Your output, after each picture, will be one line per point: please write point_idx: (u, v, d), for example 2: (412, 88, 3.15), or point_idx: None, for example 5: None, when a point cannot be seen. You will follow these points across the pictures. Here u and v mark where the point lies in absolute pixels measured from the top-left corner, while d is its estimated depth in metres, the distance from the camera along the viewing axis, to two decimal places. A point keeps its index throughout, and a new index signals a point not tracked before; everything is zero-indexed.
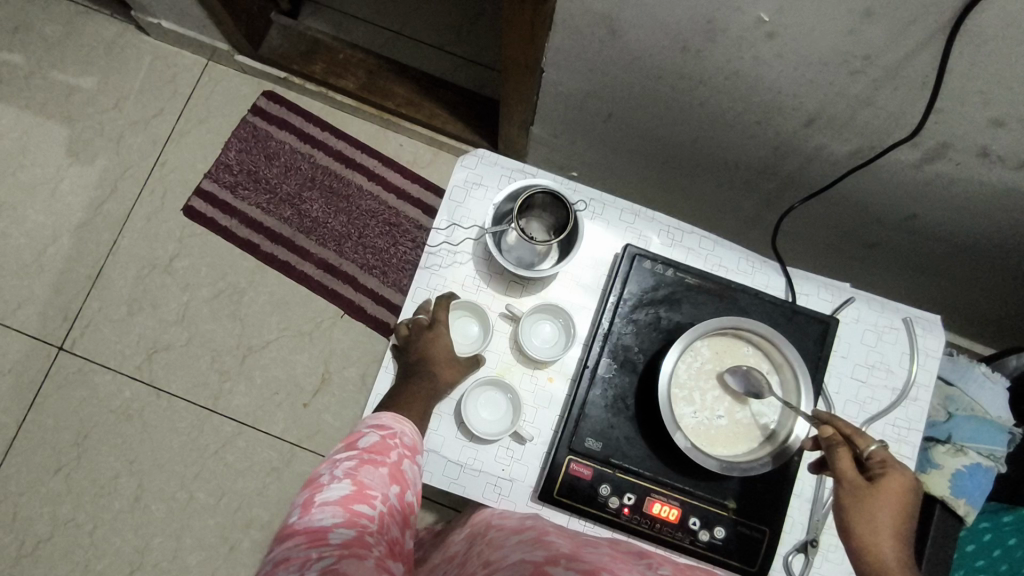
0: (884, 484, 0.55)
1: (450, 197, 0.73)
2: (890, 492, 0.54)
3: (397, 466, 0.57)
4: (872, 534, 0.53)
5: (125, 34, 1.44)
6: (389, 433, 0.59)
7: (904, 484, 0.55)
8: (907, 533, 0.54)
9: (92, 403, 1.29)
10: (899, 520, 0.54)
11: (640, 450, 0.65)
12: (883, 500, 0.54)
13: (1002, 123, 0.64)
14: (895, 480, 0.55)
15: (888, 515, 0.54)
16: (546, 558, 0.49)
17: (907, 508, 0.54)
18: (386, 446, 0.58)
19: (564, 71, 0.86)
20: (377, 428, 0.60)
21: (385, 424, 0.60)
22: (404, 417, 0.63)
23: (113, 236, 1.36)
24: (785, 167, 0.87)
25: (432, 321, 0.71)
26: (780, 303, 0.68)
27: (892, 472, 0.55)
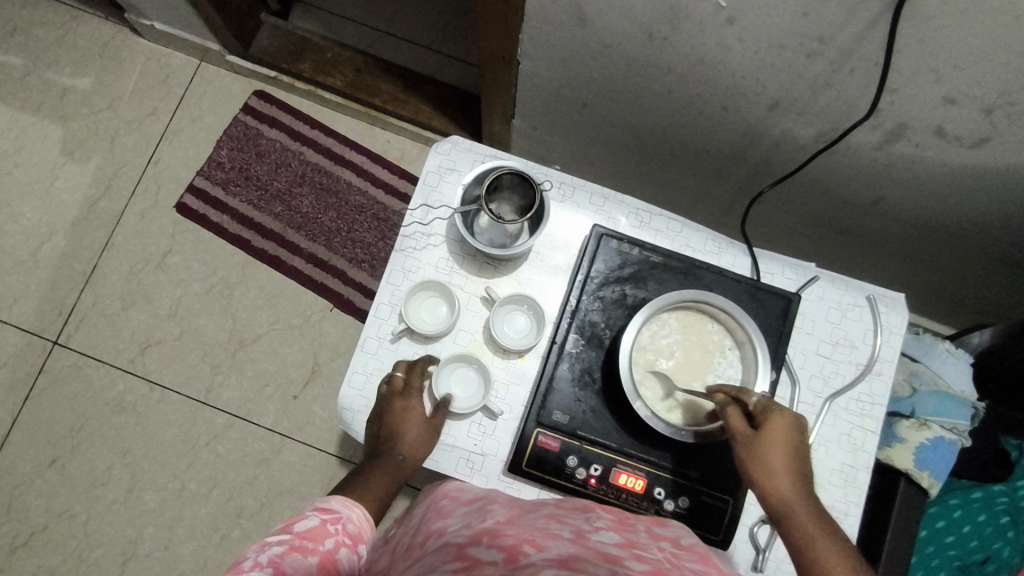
0: (770, 432, 0.58)
1: (424, 182, 0.76)
2: (778, 439, 0.58)
3: (331, 554, 0.52)
4: (771, 478, 0.56)
5: (119, 35, 1.48)
6: (331, 519, 0.55)
7: (786, 425, 0.58)
8: (801, 470, 0.58)
9: (86, 396, 1.32)
10: (789, 457, 0.57)
11: (606, 422, 0.67)
12: (773, 446, 0.57)
13: (955, 101, 0.66)
14: (780, 426, 0.58)
15: (780, 457, 0.57)
16: (470, 538, 0.51)
17: (794, 446, 0.58)
18: (324, 532, 0.53)
19: (538, 61, 0.89)
20: (319, 512, 0.55)
21: (331, 509, 0.56)
22: (352, 501, 0.59)
23: (107, 233, 1.39)
24: (755, 153, 0.90)
25: (406, 383, 0.69)
26: (744, 281, 0.70)
27: (774, 416, 0.58)
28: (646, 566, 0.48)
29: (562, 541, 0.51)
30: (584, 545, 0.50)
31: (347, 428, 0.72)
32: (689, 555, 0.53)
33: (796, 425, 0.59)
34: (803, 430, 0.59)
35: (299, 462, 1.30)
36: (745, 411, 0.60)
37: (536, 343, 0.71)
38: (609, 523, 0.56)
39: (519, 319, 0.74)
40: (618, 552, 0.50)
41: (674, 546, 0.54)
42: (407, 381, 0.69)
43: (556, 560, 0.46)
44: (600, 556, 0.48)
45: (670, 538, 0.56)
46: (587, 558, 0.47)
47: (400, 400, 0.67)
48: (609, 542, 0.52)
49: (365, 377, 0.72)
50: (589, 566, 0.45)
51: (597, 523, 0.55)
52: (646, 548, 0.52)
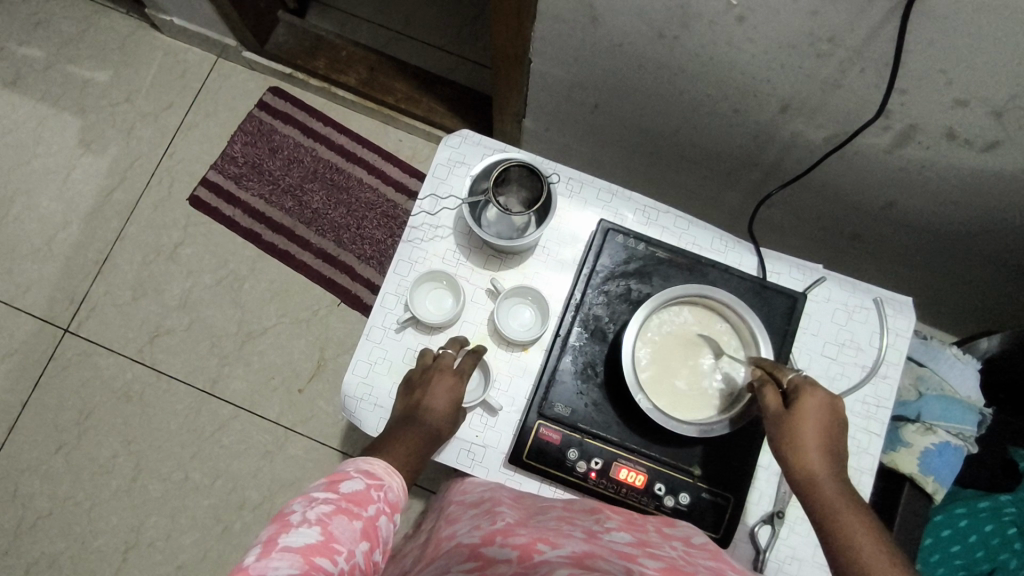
0: (802, 410, 0.57)
1: (433, 174, 0.76)
2: (812, 416, 0.57)
3: (373, 522, 0.50)
4: (801, 455, 0.56)
5: (139, 30, 1.50)
6: (375, 484, 0.53)
7: (819, 403, 0.57)
8: (833, 447, 0.57)
9: (95, 384, 1.33)
10: (822, 434, 0.57)
11: (608, 416, 0.67)
12: (805, 424, 0.57)
13: (965, 103, 0.66)
14: (813, 402, 0.57)
15: (812, 434, 0.56)
16: (483, 539, 0.51)
17: (828, 425, 0.57)
18: (367, 497, 0.51)
19: (549, 60, 0.89)
20: (365, 475, 0.53)
21: (375, 473, 0.54)
22: (394, 470, 0.57)
23: (121, 223, 1.41)
24: (764, 156, 0.90)
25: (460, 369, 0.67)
26: (749, 279, 0.70)
27: (806, 394, 0.57)
28: (660, 563, 0.48)
29: (575, 539, 0.51)
30: (598, 543, 0.50)
31: (351, 416, 0.72)
32: (701, 553, 0.53)
33: (831, 403, 0.58)
34: (838, 409, 0.58)
35: (302, 455, 1.30)
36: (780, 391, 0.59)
37: (542, 334, 0.71)
38: (619, 524, 0.56)
39: (524, 313, 0.74)
40: (632, 550, 0.50)
41: (684, 545, 0.54)
42: (462, 367, 0.68)
43: (570, 557, 0.46)
44: (615, 553, 0.48)
45: (679, 537, 0.56)
46: (601, 555, 0.48)
47: (447, 375, 0.66)
48: (622, 541, 0.52)
49: (368, 364, 0.72)
50: (605, 563, 0.46)
51: (607, 524, 0.56)
52: (659, 546, 0.53)
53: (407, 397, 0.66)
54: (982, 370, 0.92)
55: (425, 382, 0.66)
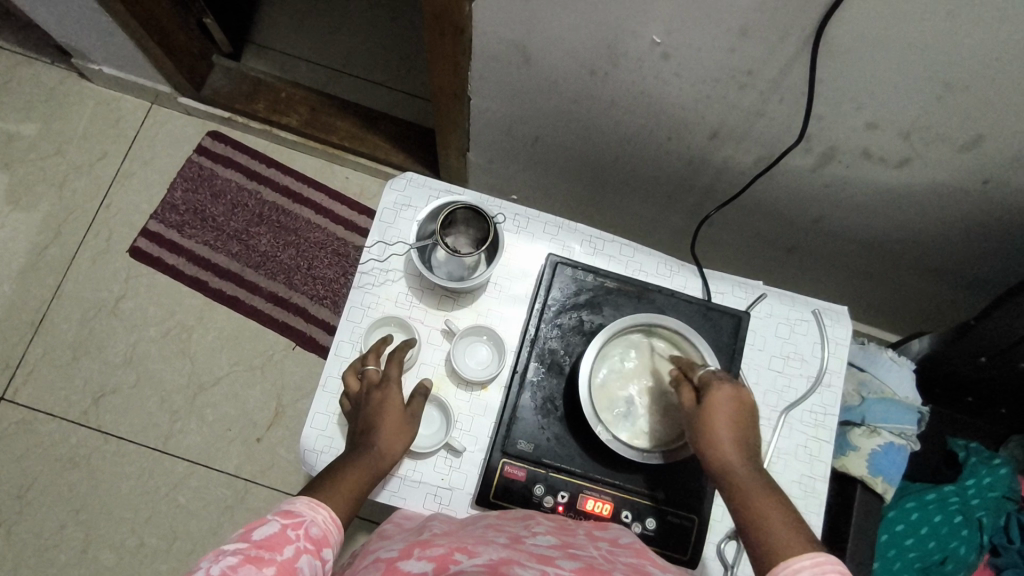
0: (710, 406, 0.59)
1: (380, 218, 0.76)
2: (722, 410, 0.59)
3: (290, 562, 0.49)
4: (714, 448, 0.58)
5: (66, 80, 1.45)
6: (292, 523, 0.53)
7: (727, 396, 0.59)
8: (747, 436, 0.59)
9: (36, 452, 1.26)
10: (734, 425, 0.59)
11: (571, 448, 0.68)
12: (715, 419, 0.59)
13: (877, 125, 0.70)
14: (722, 397, 0.59)
15: (723, 427, 0.58)
16: (399, 552, 0.52)
17: (740, 416, 0.59)
18: (283, 539, 0.51)
19: (488, 97, 0.91)
20: (281, 516, 0.53)
21: (293, 511, 0.54)
22: (320, 501, 0.56)
23: (56, 280, 1.35)
24: (701, 179, 0.94)
25: (382, 377, 0.67)
26: (695, 302, 0.73)
27: (715, 391, 0.59)
28: (579, 563, 0.50)
29: (495, 546, 0.52)
30: (519, 548, 0.52)
31: (311, 468, 0.71)
32: (625, 552, 0.55)
33: (741, 393, 0.60)
34: (749, 399, 0.60)
35: (264, 507, 1.26)
36: (694, 389, 0.62)
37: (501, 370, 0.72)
38: (548, 528, 0.58)
39: (484, 352, 0.75)
40: (553, 552, 0.52)
41: (610, 545, 0.56)
42: (384, 374, 0.67)
43: (485, 565, 0.47)
44: (532, 557, 0.49)
45: (609, 538, 0.58)
46: (517, 560, 0.48)
47: (376, 391, 0.66)
48: (545, 544, 0.53)
49: (327, 417, 0.71)
50: (519, 567, 0.47)
51: (535, 528, 0.57)
52: (583, 547, 0.54)
53: (353, 424, 0.66)
54: (917, 371, 0.96)
55: (357, 410, 0.66)
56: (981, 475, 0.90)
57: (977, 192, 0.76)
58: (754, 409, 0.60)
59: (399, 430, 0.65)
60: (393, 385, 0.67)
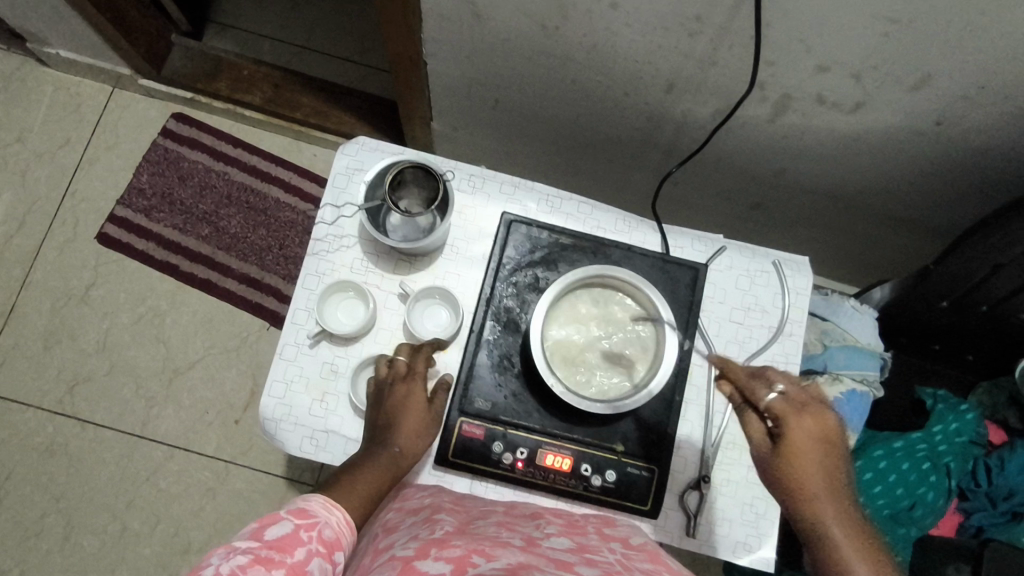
0: (789, 443, 0.58)
1: (333, 184, 0.75)
2: (808, 445, 0.58)
3: (302, 565, 0.47)
4: (798, 488, 0.57)
5: (24, 66, 1.42)
6: (306, 523, 0.50)
7: (806, 433, 0.58)
8: (836, 476, 0.58)
9: (14, 443, 1.26)
10: (818, 465, 0.57)
11: (529, 405, 0.68)
12: (795, 457, 0.58)
13: (828, 68, 0.69)
14: (810, 434, 0.58)
15: (806, 465, 0.57)
16: (416, 554, 0.49)
17: (828, 452, 0.58)
18: (295, 540, 0.48)
19: (443, 60, 0.90)
20: (295, 515, 0.51)
21: (306, 512, 0.52)
22: (335, 504, 0.55)
23: (24, 270, 1.33)
24: (662, 136, 0.93)
25: (409, 371, 0.67)
26: (652, 255, 0.72)
27: (792, 423, 0.58)
28: (595, 568, 0.49)
29: (513, 550, 0.49)
30: (535, 553, 0.50)
31: (272, 439, 0.71)
32: (638, 554, 0.55)
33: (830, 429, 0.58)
34: (833, 437, 0.58)
35: (245, 488, 1.26)
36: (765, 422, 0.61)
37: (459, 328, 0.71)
38: (559, 529, 0.58)
39: (442, 313, 0.74)
40: (571, 557, 0.51)
41: (623, 546, 0.57)
42: (410, 367, 0.67)
43: (504, 569, 0.45)
44: (553, 563, 0.48)
45: (619, 537, 0.59)
46: (537, 565, 0.46)
47: (401, 382, 0.66)
48: (560, 547, 0.53)
49: (285, 385, 0.71)
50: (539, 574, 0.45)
51: (547, 530, 0.57)
52: (596, 548, 0.55)
53: (373, 414, 0.66)
54: (878, 320, 0.96)
55: (378, 402, 0.66)
56: (947, 420, 0.91)
57: (932, 133, 0.75)
58: (839, 446, 0.59)
59: (418, 427, 0.65)
60: (417, 381, 0.67)
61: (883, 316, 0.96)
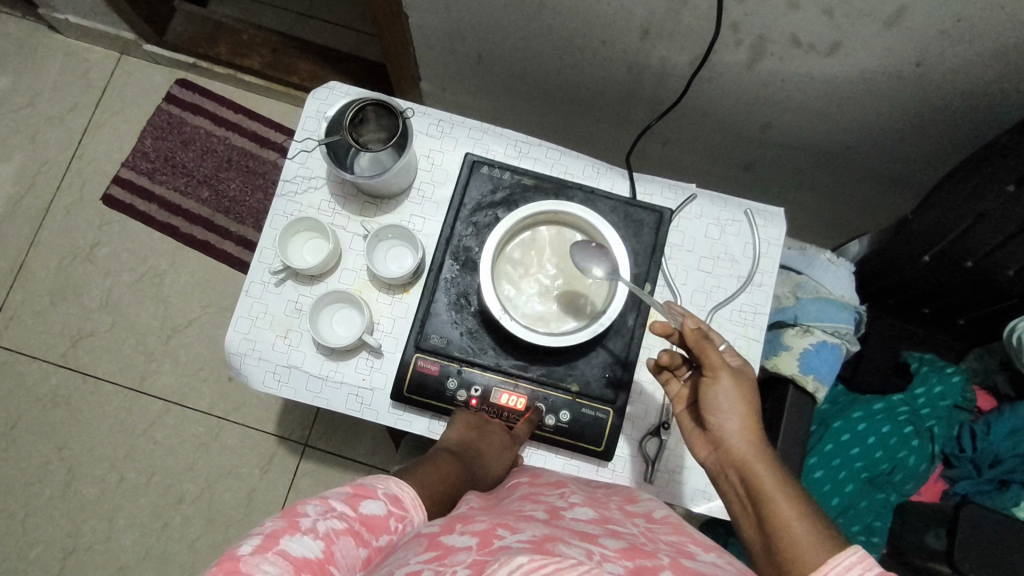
0: (743, 374, 0.60)
1: (303, 127, 0.76)
2: (730, 397, 0.58)
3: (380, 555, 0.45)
4: (744, 415, 0.58)
5: (36, 33, 1.47)
6: (397, 513, 0.47)
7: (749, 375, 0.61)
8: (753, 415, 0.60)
9: (20, 393, 1.31)
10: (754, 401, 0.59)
11: (484, 343, 0.68)
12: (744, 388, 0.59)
13: (798, 5, 0.67)
14: (730, 383, 0.58)
15: (750, 397, 0.59)
16: (442, 526, 0.43)
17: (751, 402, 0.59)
18: (383, 525, 0.46)
19: (422, 11, 0.90)
20: (389, 500, 0.48)
21: (402, 500, 0.48)
22: (422, 504, 0.49)
23: (33, 229, 1.38)
24: (643, 90, 0.92)
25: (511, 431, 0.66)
26: (615, 199, 0.72)
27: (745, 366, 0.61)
28: (622, 542, 0.44)
29: (537, 524, 0.44)
30: (559, 525, 0.45)
31: (238, 373, 0.72)
32: (662, 528, 0.49)
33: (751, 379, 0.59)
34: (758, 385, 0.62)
35: (237, 443, 1.29)
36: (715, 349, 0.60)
37: (420, 265, 0.71)
38: (583, 499, 0.54)
39: (405, 252, 0.73)
40: (594, 529, 0.46)
41: (647, 521, 0.51)
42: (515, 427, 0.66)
43: (530, 542, 0.39)
44: (575, 534, 0.43)
45: (643, 513, 0.53)
46: (562, 538, 0.41)
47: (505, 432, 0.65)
48: (584, 519, 0.48)
49: (250, 321, 0.72)
50: (566, 546, 0.39)
51: (571, 500, 0.53)
52: (621, 523, 0.49)
53: (465, 436, 0.62)
54: (854, 275, 0.94)
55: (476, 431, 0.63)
56: (931, 383, 0.89)
57: (912, 75, 0.73)
58: None
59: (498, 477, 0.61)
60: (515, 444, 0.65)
61: (861, 271, 0.95)
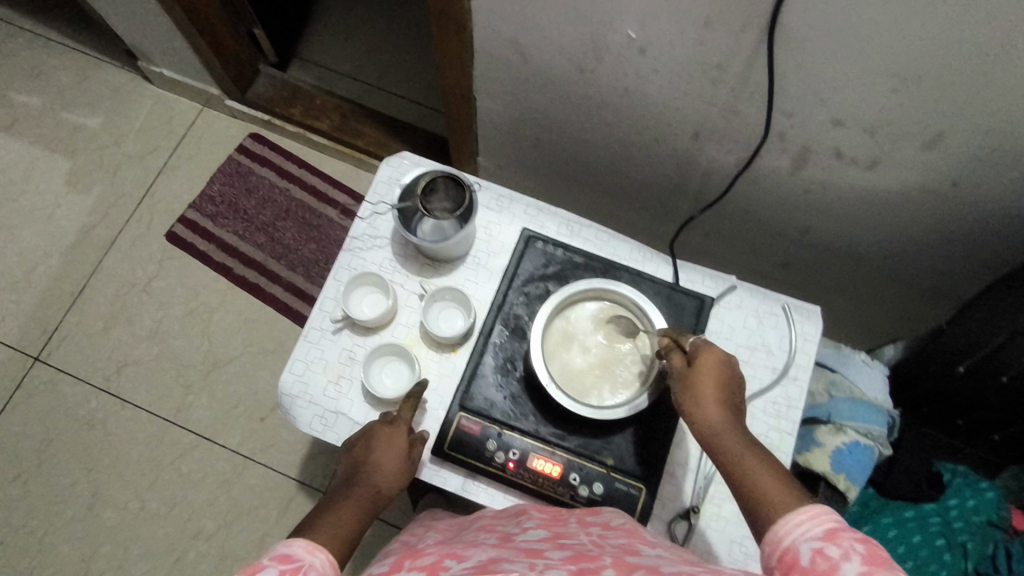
0: (701, 368, 0.60)
1: (375, 191, 0.83)
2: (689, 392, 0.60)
3: None
4: (702, 406, 0.59)
5: (132, 81, 1.61)
6: (292, 567, 0.47)
7: (715, 361, 0.61)
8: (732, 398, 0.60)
9: (60, 412, 1.35)
10: (724, 390, 0.60)
11: (526, 408, 0.71)
12: (704, 380, 0.60)
13: (843, 123, 0.73)
14: (684, 380, 0.61)
15: (712, 387, 0.60)
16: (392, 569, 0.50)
17: (725, 383, 0.60)
18: None
19: (491, 97, 0.99)
20: (280, 560, 0.48)
21: (293, 555, 0.49)
22: (318, 544, 0.51)
23: (98, 257, 1.47)
24: (689, 185, 0.98)
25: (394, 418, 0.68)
26: (660, 283, 0.76)
27: (705, 354, 0.61)
28: (568, 551, 0.49)
29: (485, 548, 0.52)
30: (508, 547, 0.52)
31: (287, 415, 0.75)
32: (616, 533, 0.55)
33: (705, 370, 0.60)
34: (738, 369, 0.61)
35: (259, 485, 1.31)
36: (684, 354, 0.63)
37: (470, 328, 0.75)
38: (539, 522, 0.59)
39: (456, 314, 0.78)
40: (543, 545, 0.51)
41: (602, 529, 0.56)
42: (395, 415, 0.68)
43: (473, 567, 0.45)
44: (522, 552, 0.49)
45: (601, 522, 0.58)
46: (507, 557, 0.47)
47: (386, 426, 0.67)
48: (535, 539, 0.54)
49: (305, 365, 0.76)
50: (509, 564, 0.45)
51: (526, 524, 0.59)
52: (573, 535, 0.55)
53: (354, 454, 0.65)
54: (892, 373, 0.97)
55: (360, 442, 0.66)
56: (964, 495, 0.88)
57: (950, 195, 0.77)
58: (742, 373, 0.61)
59: (396, 470, 0.65)
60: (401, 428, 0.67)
61: (897, 375, 0.97)
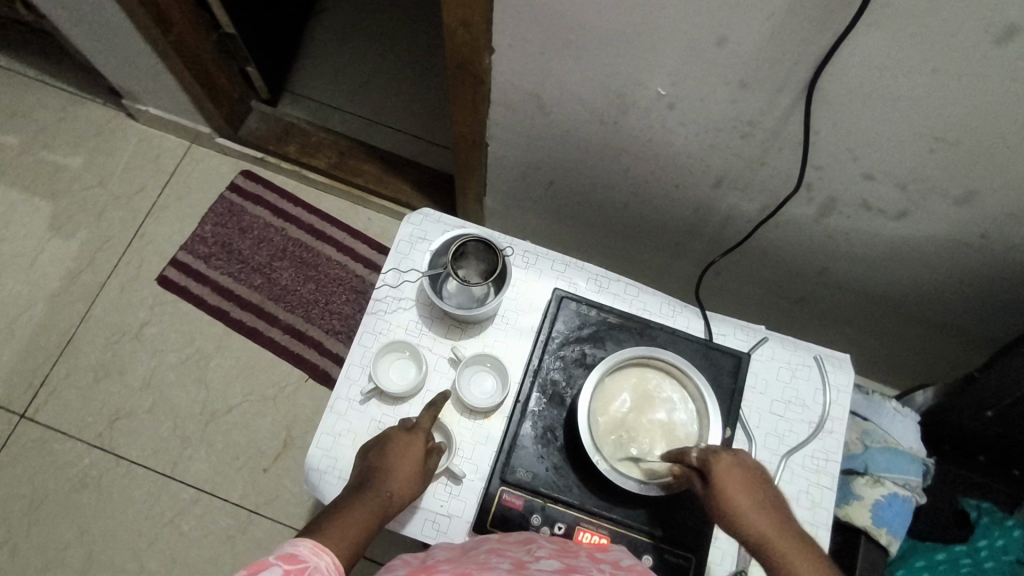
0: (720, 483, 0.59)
1: (397, 250, 0.80)
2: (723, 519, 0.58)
3: None
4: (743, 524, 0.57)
5: (115, 119, 1.56)
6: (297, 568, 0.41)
7: (728, 466, 0.59)
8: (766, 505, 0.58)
9: (50, 471, 1.29)
10: (752, 500, 0.58)
11: (569, 479, 0.69)
12: (729, 495, 0.58)
13: (873, 176, 0.73)
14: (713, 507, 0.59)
15: (740, 502, 0.58)
16: None
17: (750, 486, 0.59)
18: None
19: (505, 144, 0.97)
20: (285, 559, 0.42)
21: (299, 555, 0.43)
22: (323, 545, 0.45)
23: (85, 305, 1.41)
24: (707, 229, 0.97)
25: (414, 425, 0.66)
26: (696, 341, 0.75)
27: (716, 462, 0.59)
28: None
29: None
30: None
31: (315, 490, 0.72)
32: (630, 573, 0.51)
33: (723, 489, 0.58)
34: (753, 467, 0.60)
35: (265, 539, 1.26)
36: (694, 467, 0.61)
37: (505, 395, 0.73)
38: (550, 552, 0.53)
39: (489, 379, 0.77)
40: None
41: (614, 568, 0.52)
42: (417, 422, 0.66)
43: None
44: None
45: (612, 561, 0.54)
46: None
47: (404, 434, 0.64)
48: (550, 569, 0.48)
49: (333, 438, 0.73)
50: None
51: (538, 553, 0.53)
52: (587, 569, 0.50)
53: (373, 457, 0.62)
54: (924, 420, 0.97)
55: (380, 446, 0.63)
56: (993, 536, 0.85)
57: (977, 244, 0.78)
58: (757, 467, 0.60)
59: (412, 478, 0.62)
60: (421, 434, 0.65)
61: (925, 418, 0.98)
